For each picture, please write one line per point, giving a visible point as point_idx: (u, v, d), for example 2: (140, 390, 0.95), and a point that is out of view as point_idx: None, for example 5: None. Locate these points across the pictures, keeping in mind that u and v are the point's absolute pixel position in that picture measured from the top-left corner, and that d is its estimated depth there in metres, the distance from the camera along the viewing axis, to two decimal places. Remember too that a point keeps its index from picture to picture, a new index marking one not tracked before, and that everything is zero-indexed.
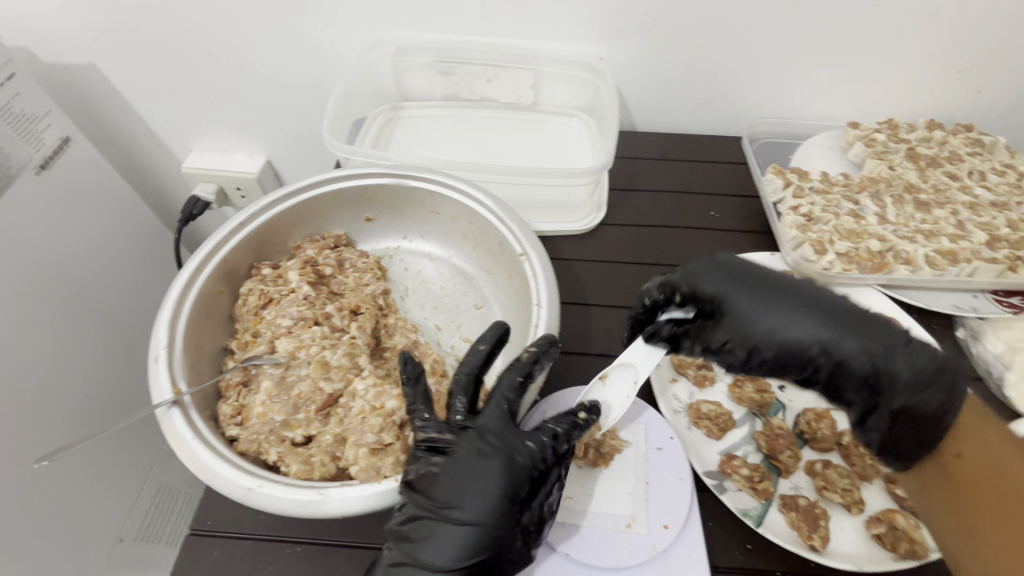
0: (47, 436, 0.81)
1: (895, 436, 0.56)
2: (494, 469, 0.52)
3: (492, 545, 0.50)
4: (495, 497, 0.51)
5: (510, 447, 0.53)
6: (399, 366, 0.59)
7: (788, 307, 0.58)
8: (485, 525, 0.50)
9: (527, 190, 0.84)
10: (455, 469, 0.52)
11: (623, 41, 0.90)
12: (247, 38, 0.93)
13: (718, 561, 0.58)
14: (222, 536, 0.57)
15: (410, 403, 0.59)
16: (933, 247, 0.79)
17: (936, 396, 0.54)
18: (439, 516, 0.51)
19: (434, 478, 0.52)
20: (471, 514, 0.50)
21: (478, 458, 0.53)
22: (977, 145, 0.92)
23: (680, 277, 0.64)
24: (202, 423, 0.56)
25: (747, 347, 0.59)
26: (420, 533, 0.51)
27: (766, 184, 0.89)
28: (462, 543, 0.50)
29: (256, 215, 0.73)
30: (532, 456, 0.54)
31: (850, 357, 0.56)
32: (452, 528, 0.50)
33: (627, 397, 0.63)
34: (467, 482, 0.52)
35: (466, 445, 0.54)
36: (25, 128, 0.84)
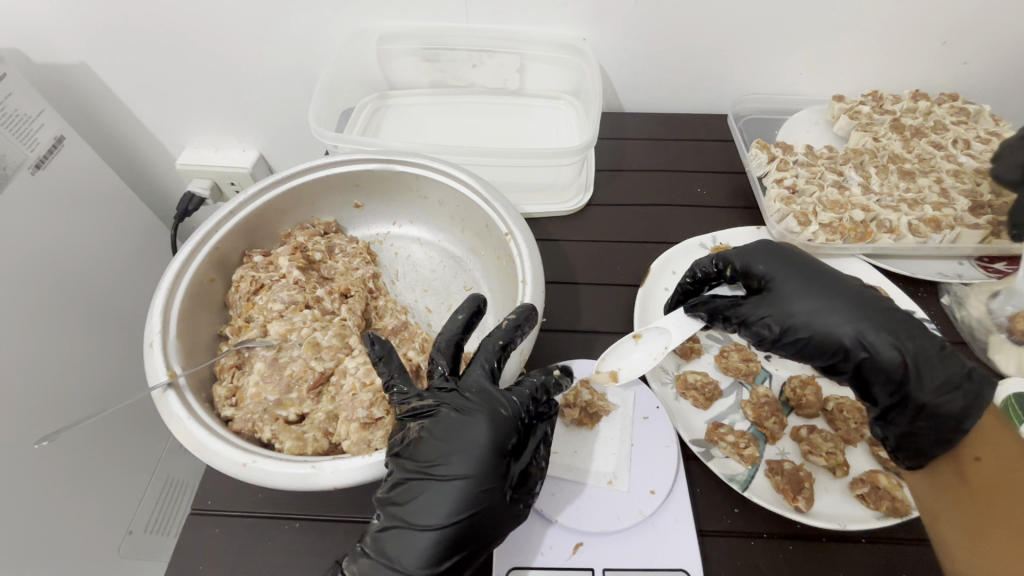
0: (44, 420, 0.82)
1: (913, 431, 0.55)
2: (477, 423, 0.54)
3: (482, 495, 0.52)
4: (481, 449, 0.53)
5: (489, 403, 0.56)
6: (367, 347, 0.60)
7: (833, 294, 0.59)
8: (475, 477, 0.52)
9: (515, 173, 0.85)
10: (440, 429, 0.55)
11: (607, 23, 0.90)
12: (234, 32, 0.93)
13: (705, 525, 0.59)
14: (223, 514, 0.59)
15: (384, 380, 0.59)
16: (916, 216, 0.81)
17: (960, 401, 0.53)
18: (427, 476, 0.53)
19: (420, 440, 0.54)
20: (460, 468, 0.52)
21: (461, 416, 0.55)
22: (961, 114, 0.92)
23: (734, 254, 0.67)
24: (197, 404, 0.57)
25: (784, 323, 0.59)
26: (407, 496, 0.52)
27: (751, 158, 0.89)
28: (451, 498, 0.52)
29: (245, 203, 0.74)
30: (515, 410, 0.56)
31: (881, 351, 0.56)
32: (442, 484, 0.52)
33: (656, 358, 0.68)
34: (453, 439, 0.54)
35: (446, 406, 0.56)
36: (20, 128, 0.85)
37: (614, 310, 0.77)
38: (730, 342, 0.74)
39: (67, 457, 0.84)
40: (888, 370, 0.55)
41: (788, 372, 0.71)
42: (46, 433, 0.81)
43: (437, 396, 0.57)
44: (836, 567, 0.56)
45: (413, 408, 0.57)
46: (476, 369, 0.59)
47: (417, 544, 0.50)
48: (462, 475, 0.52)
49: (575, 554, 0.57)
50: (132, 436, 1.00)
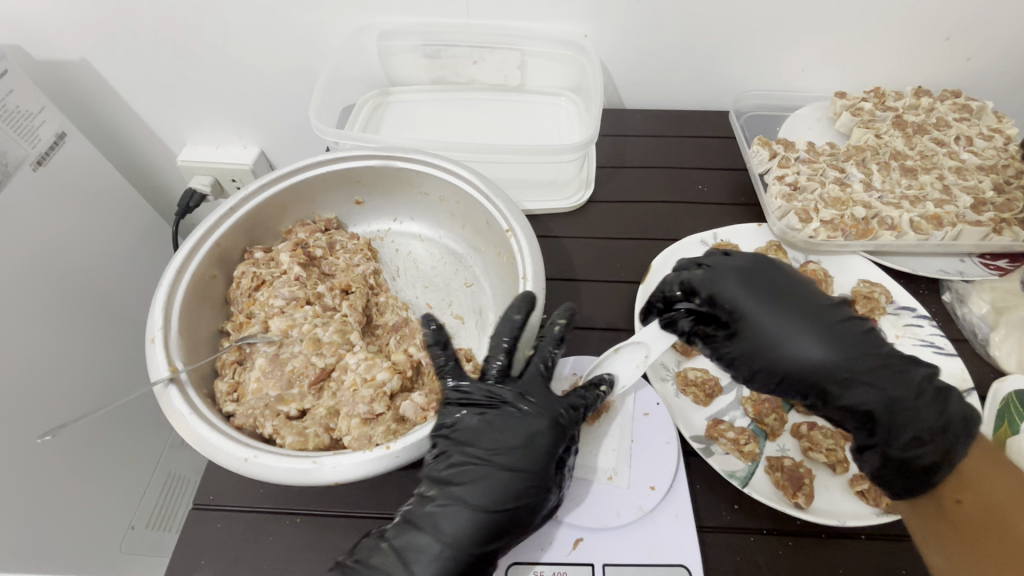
0: (46, 415, 0.82)
1: (885, 477, 0.54)
2: (542, 420, 0.57)
3: (535, 492, 0.54)
4: (544, 448, 0.55)
5: (553, 404, 0.58)
6: (426, 330, 0.62)
7: (799, 336, 0.58)
8: (532, 474, 0.54)
9: (515, 169, 0.85)
10: (502, 422, 0.57)
11: (609, 18, 0.90)
12: (234, 28, 0.93)
13: (707, 521, 0.59)
14: (224, 509, 0.59)
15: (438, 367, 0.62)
16: (918, 213, 0.81)
17: (932, 454, 0.51)
18: (486, 462, 0.55)
19: (482, 428, 0.56)
20: (518, 462, 0.54)
21: (526, 413, 0.57)
22: (964, 110, 0.91)
23: (700, 283, 0.63)
24: (198, 400, 0.58)
25: (751, 370, 0.60)
26: (464, 477, 0.54)
27: (753, 155, 0.89)
28: (505, 487, 0.53)
29: (246, 199, 0.74)
30: (573, 419, 0.58)
31: (848, 403, 0.56)
32: (500, 473, 0.54)
33: (639, 368, 0.65)
34: (516, 433, 0.56)
35: (510, 401, 0.58)
36: (21, 124, 0.85)
37: (614, 307, 0.76)
38: None
39: (69, 452, 0.85)
40: (853, 414, 0.56)
41: None
42: (48, 428, 0.82)
43: (496, 394, 0.59)
44: (836, 564, 0.56)
45: (469, 397, 0.58)
46: (535, 366, 0.62)
47: (469, 522, 0.52)
48: (521, 467, 0.54)
49: (576, 549, 0.57)
50: (132, 432, 1.00)
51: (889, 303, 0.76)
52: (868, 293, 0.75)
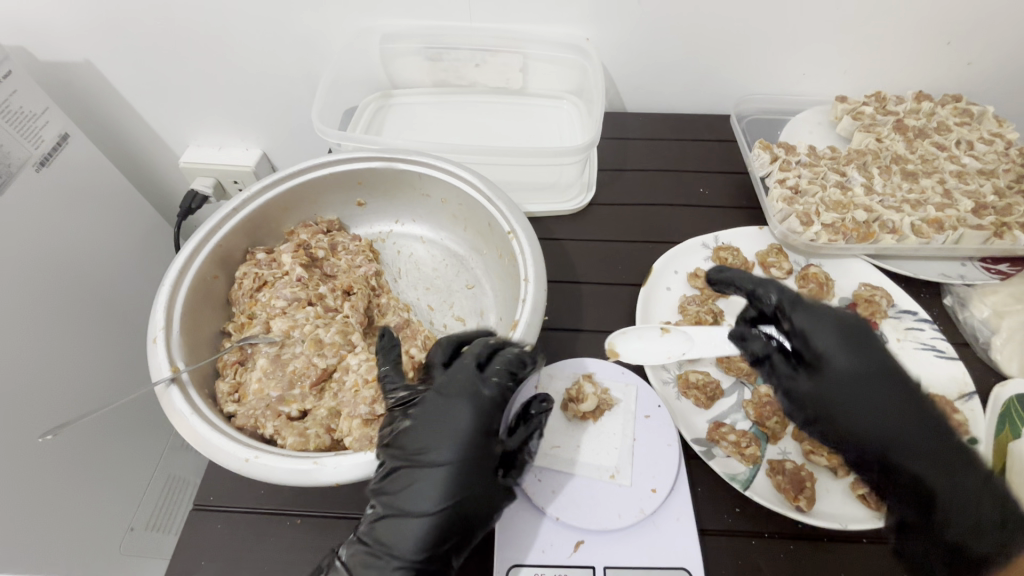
0: (51, 413, 0.83)
1: (929, 554, 0.51)
2: (464, 404, 0.55)
3: (474, 478, 0.52)
4: (469, 434, 0.54)
5: (475, 383, 0.56)
6: (378, 338, 0.64)
7: (875, 392, 0.55)
8: (467, 462, 0.53)
9: (516, 171, 0.85)
10: (428, 417, 0.55)
11: (610, 22, 0.90)
12: (236, 30, 0.94)
13: (707, 525, 0.59)
14: (225, 510, 0.59)
15: (379, 367, 0.62)
16: (919, 217, 0.81)
17: (988, 545, 0.48)
18: (414, 462, 0.52)
19: (411, 428, 0.54)
20: (445, 456, 0.52)
21: (450, 400, 0.55)
22: (965, 115, 0.92)
23: (797, 317, 0.60)
24: (200, 400, 0.58)
25: (815, 412, 0.57)
26: (398, 484, 0.52)
27: (754, 159, 0.89)
28: (438, 485, 0.51)
29: (248, 201, 0.74)
30: (497, 392, 0.56)
31: (908, 472, 0.52)
32: (430, 470, 0.52)
33: (669, 357, 0.70)
34: (445, 427, 0.54)
35: (432, 389, 0.57)
36: (24, 125, 0.85)
37: (615, 310, 0.77)
38: None
39: (71, 451, 0.85)
40: (895, 478, 0.53)
41: None
42: (53, 427, 0.83)
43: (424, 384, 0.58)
44: (837, 568, 0.56)
45: (402, 397, 0.57)
46: (468, 356, 0.58)
47: (415, 532, 0.50)
48: (454, 463, 0.52)
49: (576, 552, 0.57)
50: (133, 433, 1.00)
51: (890, 307, 0.76)
52: (869, 297, 0.75)
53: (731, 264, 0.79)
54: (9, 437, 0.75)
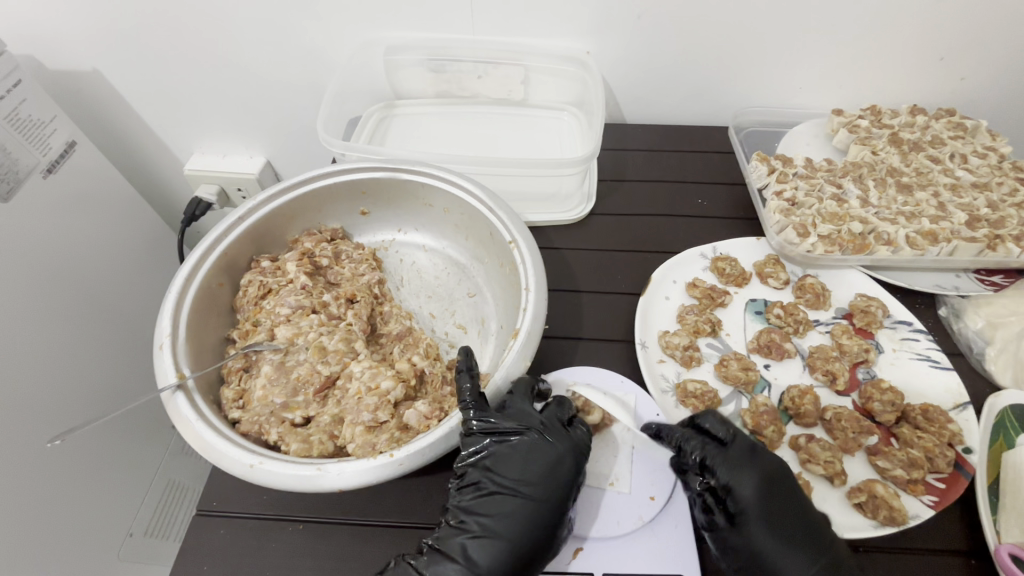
0: (56, 419, 0.85)
1: None
2: (566, 451, 0.58)
3: (560, 517, 0.55)
4: (566, 477, 0.57)
5: (571, 436, 0.60)
6: (461, 358, 0.62)
7: (793, 548, 0.54)
8: (559, 499, 0.56)
9: (518, 182, 0.87)
10: (531, 450, 0.58)
11: (610, 36, 0.92)
12: (243, 41, 0.95)
13: (705, 532, 0.59)
14: (228, 515, 0.60)
15: (460, 394, 0.59)
16: (914, 228, 0.81)
17: None
18: (512, 494, 0.56)
19: (509, 457, 0.57)
20: (540, 494, 0.56)
21: (549, 439, 0.59)
22: (959, 129, 0.94)
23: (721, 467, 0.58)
24: (206, 406, 0.59)
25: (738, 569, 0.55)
26: (490, 509, 0.55)
27: (751, 171, 0.91)
28: (529, 519, 0.54)
29: (254, 210, 0.75)
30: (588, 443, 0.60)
31: None
32: (525, 505, 0.55)
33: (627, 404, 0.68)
34: (545, 463, 0.57)
35: (535, 430, 0.59)
36: (32, 133, 0.86)
37: (614, 319, 0.78)
38: (730, 351, 0.75)
39: (75, 456, 0.86)
40: None
41: (787, 381, 0.72)
42: (59, 432, 0.84)
43: (524, 418, 0.59)
44: None
45: (498, 427, 0.57)
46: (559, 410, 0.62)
47: (500, 554, 0.53)
48: (545, 499, 0.55)
49: (576, 559, 0.57)
50: (135, 437, 1.01)
51: (886, 317, 0.77)
52: (865, 307, 0.76)
53: (728, 274, 0.81)
54: (17, 442, 0.76)
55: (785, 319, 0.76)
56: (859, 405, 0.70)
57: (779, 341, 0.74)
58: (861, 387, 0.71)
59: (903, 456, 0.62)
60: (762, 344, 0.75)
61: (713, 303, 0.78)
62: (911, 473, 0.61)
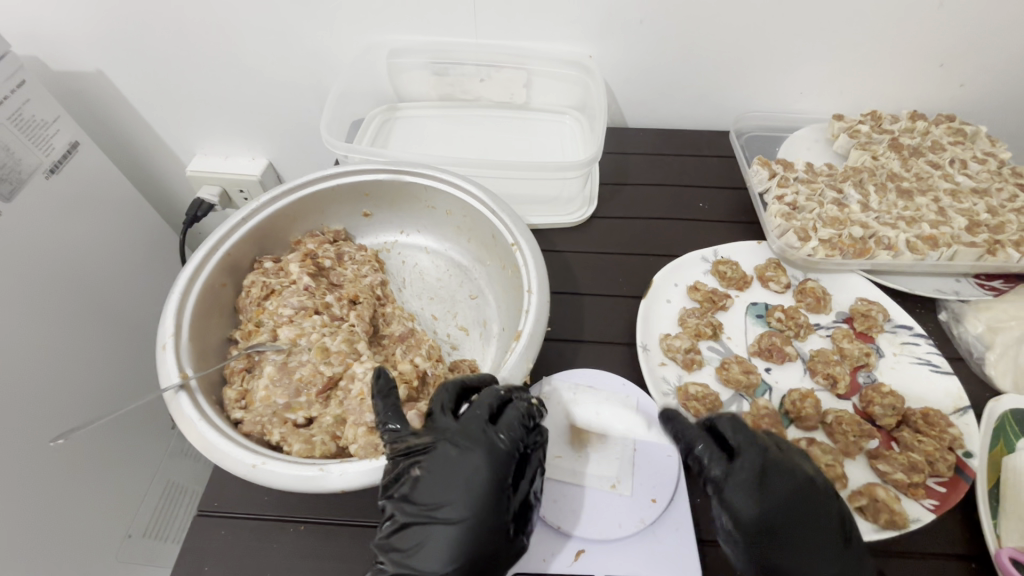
0: (59, 418, 0.85)
1: None
2: (480, 458, 0.54)
3: (488, 535, 0.51)
4: (483, 489, 0.52)
5: (488, 437, 0.55)
6: (374, 382, 0.61)
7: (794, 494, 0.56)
8: (479, 516, 0.51)
9: (520, 185, 0.87)
10: (439, 467, 0.54)
11: (613, 40, 0.92)
12: (247, 43, 0.96)
13: (706, 535, 0.60)
14: (229, 516, 0.60)
15: (377, 416, 0.58)
16: (914, 233, 0.82)
17: None
18: (428, 521, 0.52)
19: (420, 483, 0.53)
20: (459, 514, 0.51)
21: (459, 450, 0.54)
22: (959, 135, 0.94)
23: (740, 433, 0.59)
24: (208, 406, 0.59)
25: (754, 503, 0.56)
26: (408, 542, 0.51)
27: (752, 175, 0.91)
28: (451, 545, 0.50)
29: (257, 211, 0.75)
30: (513, 441, 0.55)
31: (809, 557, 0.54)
32: (443, 530, 0.51)
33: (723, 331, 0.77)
34: (457, 479, 0.53)
35: (443, 443, 0.55)
36: (35, 132, 0.87)
37: (616, 322, 0.78)
38: (730, 354, 0.75)
39: (76, 456, 0.87)
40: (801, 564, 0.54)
41: (788, 385, 0.73)
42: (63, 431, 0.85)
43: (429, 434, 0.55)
44: None
45: (406, 446, 0.55)
46: (479, 405, 0.57)
47: None
48: (465, 520, 0.51)
49: (577, 561, 0.57)
50: (135, 438, 1.01)
51: (886, 321, 0.77)
52: (866, 311, 0.76)
53: (729, 278, 0.81)
54: (20, 441, 0.77)
55: (786, 322, 0.77)
56: (860, 408, 0.70)
57: (781, 344, 0.75)
58: (861, 391, 0.71)
59: (904, 460, 0.62)
60: (763, 347, 0.75)
61: (714, 306, 0.79)
62: (912, 476, 0.61)
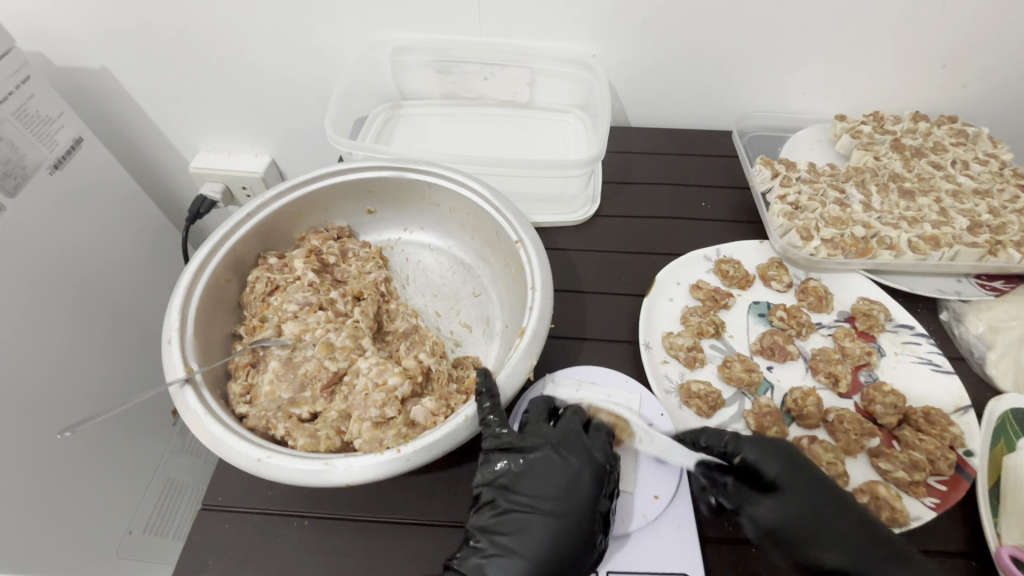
0: (65, 412, 0.86)
1: None
2: (582, 465, 0.58)
3: (580, 532, 0.55)
4: (584, 493, 0.57)
5: (586, 446, 0.60)
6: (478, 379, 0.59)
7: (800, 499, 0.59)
8: (575, 512, 0.56)
9: (523, 183, 0.87)
10: (544, 467, 0.59)
11: (616, 39, 0.93)
12: (252, 41, 0.96)
13: (708, 532, 0.60)
14: (233, 510, 0.60)
15: (477, 414, 0.57)
16: (916, 233, 0.82)
17: None
18: (530, 510, 0.56)
19: (524, 475, 0.58)
20: (557, 509, 0.56)
21: (562, 455, 0.59)
22: (961, 136, 0.94)
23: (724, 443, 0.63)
24: (213, 400, 0.59)
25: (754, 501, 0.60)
26: (510, 528, 0.56)
27: (755, 175, 0.92)
28: (549, 536, 0.55)
29: (262, 206, 0.76)
30: (608, 454, 0.61)
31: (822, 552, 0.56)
32: (542, 521, 0.56)
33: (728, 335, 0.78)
34: (558, 480, 0.58)
35: (548, 446, 0.60)
36: (39, 128, 0.87)
37: (619, 320, 0.78)
38: (732, 353, 0.76)
39: (78, 451, 0.87)
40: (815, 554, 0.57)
41: (790, 383, 0.73)
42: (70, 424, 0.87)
43: (537, 438, 0.60)
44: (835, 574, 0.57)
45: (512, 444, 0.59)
46: (573, 416, 0.63)
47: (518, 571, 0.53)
48: (563, 514, 0.56)
49: None
50: (136, 434, 1.01)
51: (888, 321, 0.77)
52: (868, 311, 0.76)
53: (732, 277, 0.81)
54: (28, 431, 0.78)
55: (787, 321, 0.77)
56: (861, 407, 0.70)
57: (783, 343, 0.75)
58: (862, 389, 0.71)
59: (905, 458, 0.62)
60: (765, 345, 0.75)
61: (716, 305, 0.79)
62: (913, 474, 0.61)
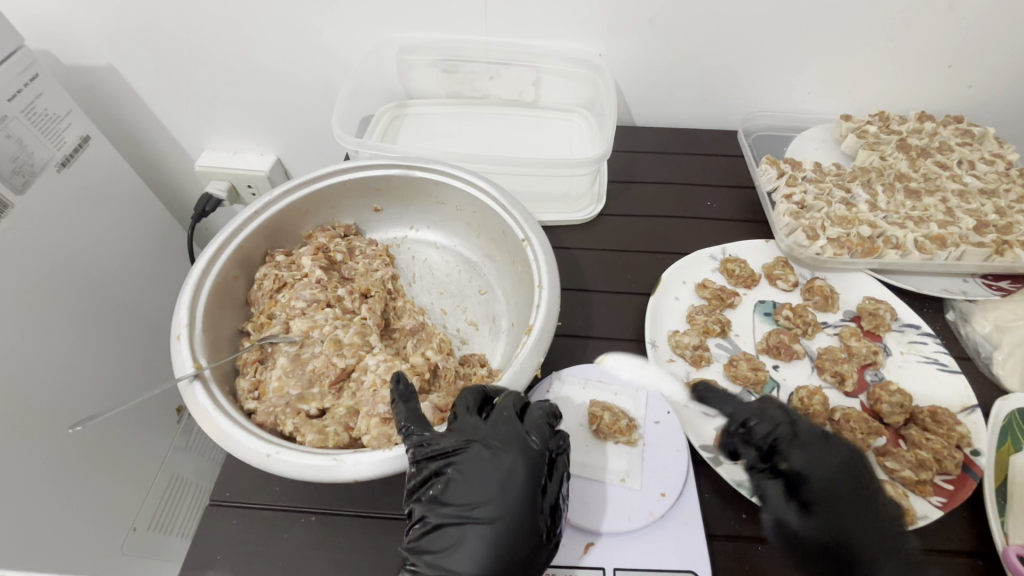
0: (75, 407, 0.88)
1: None
2: (514, 460, 0.53)
3: (518, 537, 0.50)
4: (519, 491, 0.52)
5: (521, 438, 0.55)
6: (393, 385, 0.60)
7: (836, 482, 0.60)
8: (512, 515, 0.51)
9: (529, 181, 0.88)
10: (472, 469, 0.53)
11: (622, 39, 0.93)
12: (259, 40, 0.96)
13: (714, 529, 0.60)
14: (241, 506, 0.60)
15: (400, 421, 0.57)
16: (922, 233, 0.82)
17: None
18: (463, 521, 0.51)
19: (453, 483, 0.53)
20: (492, 515, 0.51)
21: (492, 453, 0.54)
22: (967, 135, 0.94)
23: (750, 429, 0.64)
24: (222, 396, 0.59)
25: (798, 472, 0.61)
26: (443, 542, 0.51)
27: (760, 174, 0.91)
28: (486, 546, 0.50)
29: (270, 204, 0.76)
30: (545, 441, 0.55)
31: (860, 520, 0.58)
32: (478, 530, 0.50)
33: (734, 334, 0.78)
34: (489, 483, 0.52)
35: (477, 443, 0.55)
36: (47, 126, 0.87)
37: (625, 318, 0.78)
38: (738, 351, 0.76)
39: (85, 447, 0.88)
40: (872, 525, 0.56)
41: (796, 382, 0.73)
42: (80, 419, 0.88)
43: (461, 438, 0.55)
44: None
45: (438, 448, 0.54)
46: (505, 406, 0.57)
47: None
48: (500, 520, 0.51)
49: (587, 553, 0.58)
50: (141, 431, 1.02)
51: (894, 320, 0.78)
52: (874, 310, 0.77)
53: (738, 276, 0.81)
54: (40, 426, 0.80)
55: (794, 320, 0.77)
56: (867, 406, 0.70)
57: (789, 342, 0.75)
58: (868, 388, 0.71)
59: (912, 457, 0.63)
60: (771, 344, 0.75)
61: (722, 304, 0.79)
62: (919, 473, 0.62)
